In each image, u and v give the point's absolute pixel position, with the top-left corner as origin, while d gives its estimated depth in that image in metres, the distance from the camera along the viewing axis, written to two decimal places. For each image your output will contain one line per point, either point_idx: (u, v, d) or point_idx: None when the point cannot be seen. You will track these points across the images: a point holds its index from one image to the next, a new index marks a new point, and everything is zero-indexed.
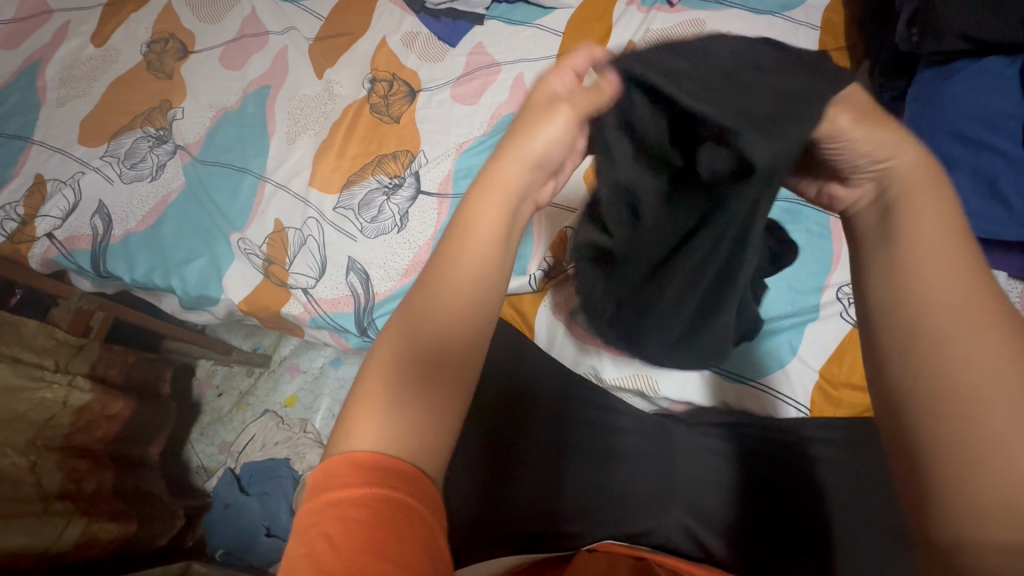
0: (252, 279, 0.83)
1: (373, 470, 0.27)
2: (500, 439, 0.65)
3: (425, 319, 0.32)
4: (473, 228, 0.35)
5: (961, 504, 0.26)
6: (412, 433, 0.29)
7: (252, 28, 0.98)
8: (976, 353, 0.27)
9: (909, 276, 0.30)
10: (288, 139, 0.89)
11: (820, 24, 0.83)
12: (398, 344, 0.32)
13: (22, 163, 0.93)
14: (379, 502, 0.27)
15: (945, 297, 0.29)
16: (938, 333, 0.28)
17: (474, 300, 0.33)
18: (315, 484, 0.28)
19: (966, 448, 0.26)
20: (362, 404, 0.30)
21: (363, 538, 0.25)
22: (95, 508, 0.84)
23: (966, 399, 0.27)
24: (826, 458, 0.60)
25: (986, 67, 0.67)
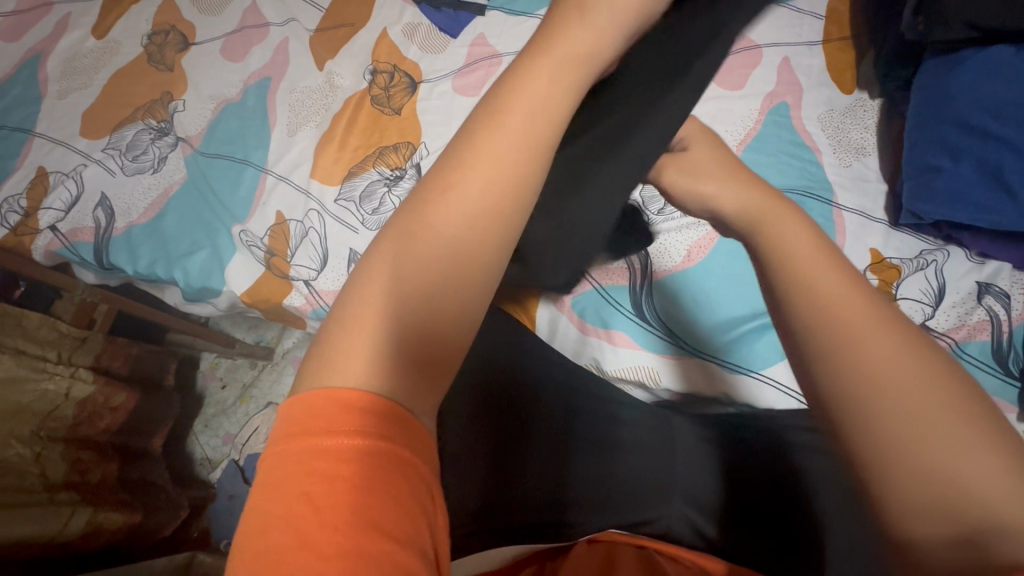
0: (253, 271, 0.83)
1: (361, 414, 0.26)
2: (506, 429, 0.65)
3: (430, 237, 0.28)
4: (483, 150, 0.30)
5: (895, 507, 0.25)
6: (397, 385, 0.27)
7: (253, 19, 0.98)
8: (877, 359, 0.27)
9: (803, 296, 0.30)
10: (290, 131, 0.89)
11: (824, 14, 0.83)
12: (385, 277, 0.28)
13: (24, 156, 0.93)
14: (368, 455, 0.25)
15: (834, 295, 0.29)
16: (840, 345, 0.28)
17: (476, 228, 0.29)
18: (299, 424, 0.26)
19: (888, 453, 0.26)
20: (350, 340, 0.28)
21: (344, 494, 0.24)
22: (100, 497, 0.85)
23: (879, 404, 0.26)
24: (804, 443, 0.61)
25: (993, 56, 0.66)
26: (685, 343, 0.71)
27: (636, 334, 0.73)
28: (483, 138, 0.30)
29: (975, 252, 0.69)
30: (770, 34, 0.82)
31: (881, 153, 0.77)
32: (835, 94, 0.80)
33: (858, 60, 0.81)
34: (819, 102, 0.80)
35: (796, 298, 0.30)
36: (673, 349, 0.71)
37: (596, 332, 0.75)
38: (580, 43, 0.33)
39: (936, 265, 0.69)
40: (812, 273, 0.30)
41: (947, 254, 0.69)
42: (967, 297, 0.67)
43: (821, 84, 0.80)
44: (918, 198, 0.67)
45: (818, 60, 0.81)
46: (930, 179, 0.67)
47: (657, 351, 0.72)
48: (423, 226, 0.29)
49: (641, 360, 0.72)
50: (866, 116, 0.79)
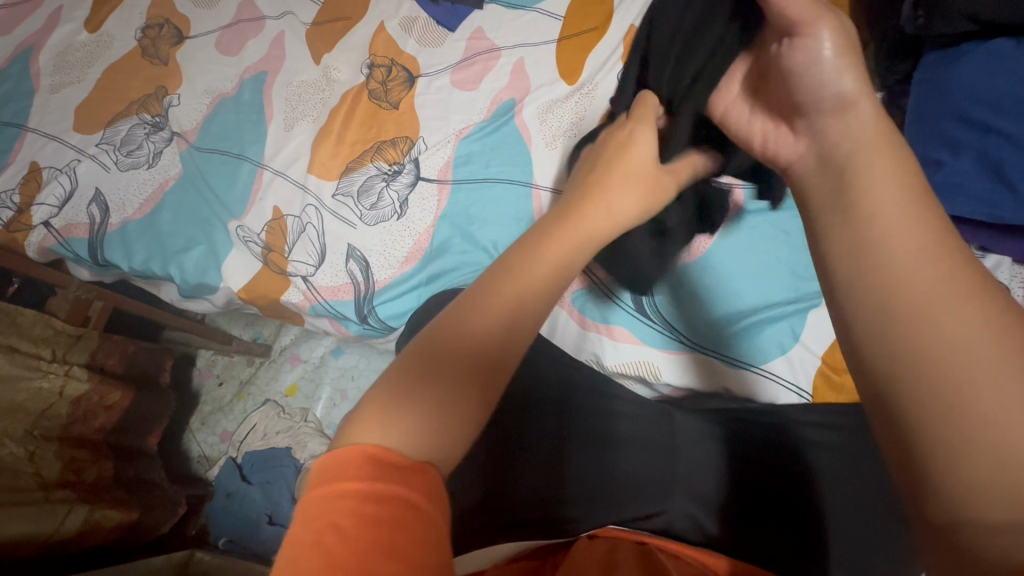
0: (250, 267, 0.82)
1: (393, 469, 0.27)
2: (506, 428, 0.65)
3: (459, 329, 0.32)
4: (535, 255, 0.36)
5: (951, 483, 0.23)
6: (441, 437, 0.29)
7: (248, 12, 0.96)
8: (955, 327, 0.25)
9: (871, 266, 0.29)
10: (286, 126, 0.88)
11: (824, 8, 0.82)
12: (431, 344, 0.32)
13: (17, 151, 0.92)
14: (399, 498, 0.26)
15: (910, 264, 0.27)
16: (911, 309, 0.26)
17: (517, 307, 0.34)
18: (331, 471, 0.27)
19: (950, 425, 0.24)
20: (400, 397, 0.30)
21: (375, 534, 0.25)
22: (97, 496, 0.85)
23: (948, 375, 0.24)
24: (824, 441, 0.61)
25: (993, 49, 0.66)
26: (686, 336, 0.70)
27: (637, 328, 0.72)
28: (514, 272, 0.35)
29: (975, 246, 0.69)
30: None
31: None
32: None
33: (858, 54, 0.81)
34: None
35: (871, 255, 0.29)
36: (674, 342, 0.70)
37: (595, 325, 0.74)
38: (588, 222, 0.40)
39: None
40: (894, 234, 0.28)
41: None
42: None
43: None
44: None
45: None
46: (930, 173, 0.67)
47: (657, 346, 0.71)
48: (455, 322, 0.33)
49: (641, 355, 0.71)
50: None
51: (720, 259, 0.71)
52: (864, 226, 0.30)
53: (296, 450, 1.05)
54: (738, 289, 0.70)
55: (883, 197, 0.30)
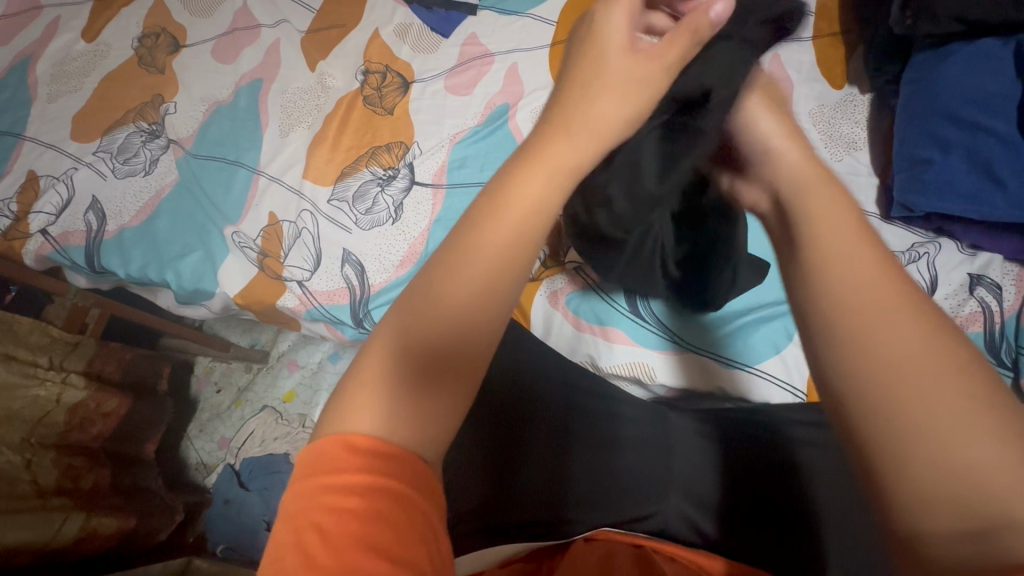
0: (246, 272, 0.83)
1: (372, 457, 0.27)
2: (502, 430, 0.65)
3: (441, 298, 0.30)
4: (511, 208, 0.32)
5: (905, 493, 0.23)
6: (407, 428, 0.28)
7: (244, 21, 0.97)
8: (898, 337, 0.26)
9: (821, 275, 0.29)
10: (282, 132, 0.88)
11: (813, 11, 0.83)
12: (404, 328, 0.30)
13: (14, 160, 0.92)
14: (378, 493, 0.26)
15: (855, 278, 0.28)
16: (853, 324, 0.27)
17: (498, 283, 0.31)
18: (319, 461, 0.28)
19: (898, 436, 0.24)
20: (359, 389, 0.29)
21: (353, 529, 0.25)
22: (94, 503, 0.85)
23: (891, 387, 0.25)
24: (809, 440, 0.60)
25: (980, 49, 0.67)
26: (681, 337, 0.70)
27: (631, 330, 0.72)
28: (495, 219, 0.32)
29: (967, 244, 0.69)
30: None
31: (872, 148, 0.77)
32: (826, 89, 0.80)
33: (848, 56, 0.81)
34: (810, 97, 0.80)
35: (816, 263, 0.30)
36: (668, 343, 0.71)
37: (590, 327, 0.74)
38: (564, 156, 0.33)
39: (928, 258, 0.70)
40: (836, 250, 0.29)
41: (939, 247, 0.70)
42: (959, 288, 0.68)
43: (812, 79, 0.81)
44: (908, 190, 0.67)
45: (808, 56, 0.82)
46: (920, 171, 0.67)
47: (653, 347, 0.71)
48: (438, 285, 0.31)
49: (637, 356, 0.71)
50: (856, 111, 0.79)
51: None
52: (816, 239, 0.30)
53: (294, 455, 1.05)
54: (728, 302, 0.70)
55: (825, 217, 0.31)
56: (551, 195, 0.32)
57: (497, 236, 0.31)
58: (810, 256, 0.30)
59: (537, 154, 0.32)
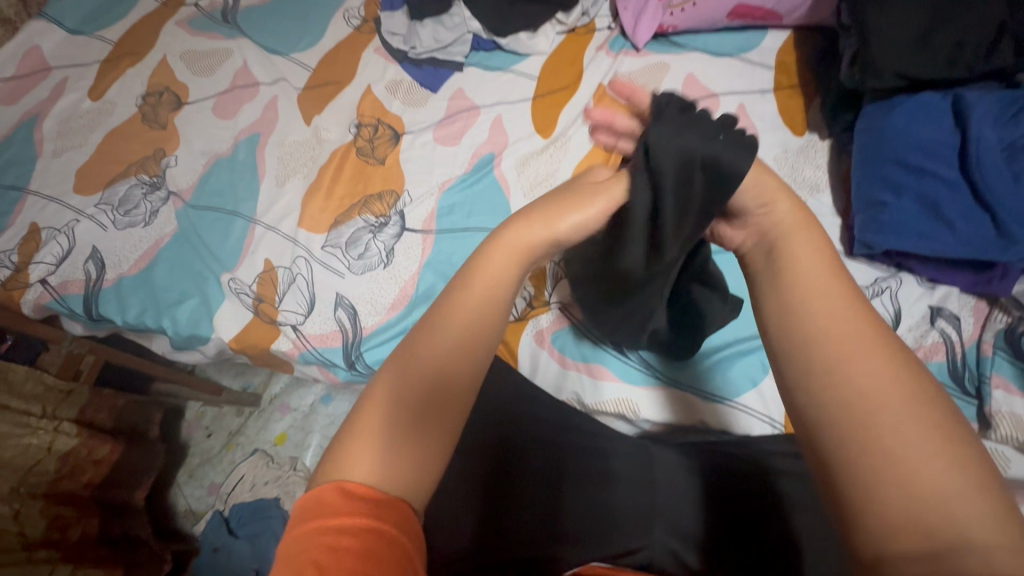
0: (241, 318, 0.85)
1: (366, 500, 0.31)
2: (493, 468, 0.67)
3: (423, 348, 0.36)
4: (484, 281, 0.39)
5: (874, 514, 0.28)
6: (397, 474, 0.33)
7: (244, 79, 1.03)
8: (867, 378, 0.31)
9: (800, 332, 0.35)
10: (278, 182, 0.93)
11: (773, 65, 0.91)
12: (399, 377, 0.36)
13: (17, 212, 0.95)
14: (365, 534, 0.30)
15: (835, 332, 0.34)
16: (830, 363, 0.33)
17: (468, 344, 0.37)
18: (315, 505, 0.31)
19: (865, 465, 0.29)
20: (358, 435, 0.34)
21: (350, 564, 0.28)
22: (81, 555, 0.84)
23: (863, 426, 0.30)
24: (791, 470, 0.63)
25: (922, 101, 0.73)
26: (662, 372, 0.73)
27: (615, 367, 0.75)
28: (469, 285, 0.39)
29: (926, 278, 0.74)
30: (725, 83, 0.90)
31: (833, 189, 0.83)
32: (788, 136, 0.87)
33: (806, 106, 0.88)
34: (774, 143, 0.86)
35: (795, 310, 0.35)
36: (651, 379, 0.73)
37: (576, 364, 0.77)
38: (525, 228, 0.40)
39: (891, 292, 0.74)
40: (814, 298, 0.35)
41: (900, 281, 0.74)
42: (921, 320, 0.72)
43: (775, 128, 0.87)
44: (868, 230, 0.72)
45: (770, 106, 0.88)
46: (876, 213, 0.72)
47: (636, 382, 0.74)
48: (425, 335, 0.37)
49: (621, 392, 0.74)
50: (817, 156, 0.85)
51: None
52: (796, 288, 0.36)
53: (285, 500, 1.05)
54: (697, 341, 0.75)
55: (802, 271, 0.36)
56: (514, 270, 0.40)
57: (468, 299, 0.38)
58: (788, 302, 0.36)
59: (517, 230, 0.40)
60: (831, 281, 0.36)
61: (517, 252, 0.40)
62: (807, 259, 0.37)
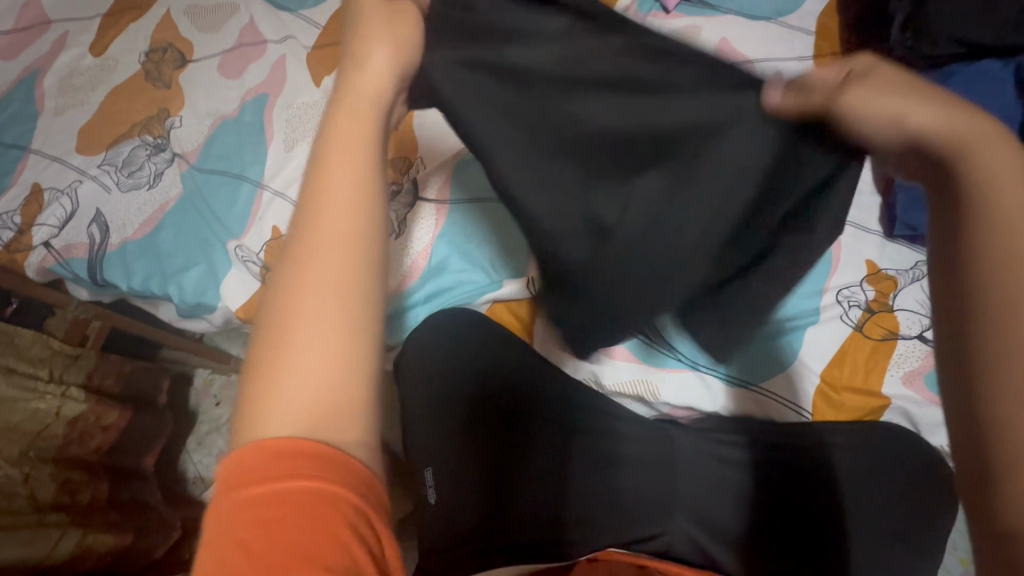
0: (249, 286, 0.82)
1: (304, 461, 0.28)
2: (505, 446, 0.64)
3: (310, 271, 0.30)
4: (333, 147, 0.32)
5: (1016, 468, 0.29)
6: (331, 412, 0.30)
7: (251, 36, 0.98)
8: (1020, 268, 0.31)
9: (980, 203, 0.32)
10: (286, 146, 0.89)
11: (814, 30, 0.84)
12: (295, 301, 0.30)
13: (19, 172, 0.93)
14: (302, 496, 0.28)
15: (1016, 207, 0.31)
16: (1004, 294, 0.31)
17: (348, 227, 0.31)
18: (239, 475, 0.28)
19: (1021, 392, 0.30)
20: (278, 377, 0.30)
21: (285, 539, 0.27)
22: (91, 519, 0.84)
23: (1003, 315, 0.31)
24: (850, 462, 0.61)
25: (982, 70, 0.67)
26: (686, 354, 0.69)
27: (634, 346, 0.71)
28: (328, 181, 0.32)
29: None
30: (761, 49, 0.84)
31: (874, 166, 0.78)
32: None
33: None
34: None
35: (992, 235, 0.31)
36: (674, 361, 0.69)
37: None
38: (365, 99, 0.34)
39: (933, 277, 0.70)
40: (1004, 222, 0.31)
41: None
42: None
43: None
44: (908, 208, 0.69)
45: None
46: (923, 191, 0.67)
47: (657, 364, 0.70)
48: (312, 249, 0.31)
49: (640, 374, 0.71)
50: None
51: None
52: (997, 211, 0.31)
53: None
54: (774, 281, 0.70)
55: (1003, 185, 0.32)
56: (367, 139, 0.33)
57: (335, 202, 0.31)
58: (980, 225, 0.32)
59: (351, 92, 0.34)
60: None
61: (364, 121, 0.34)
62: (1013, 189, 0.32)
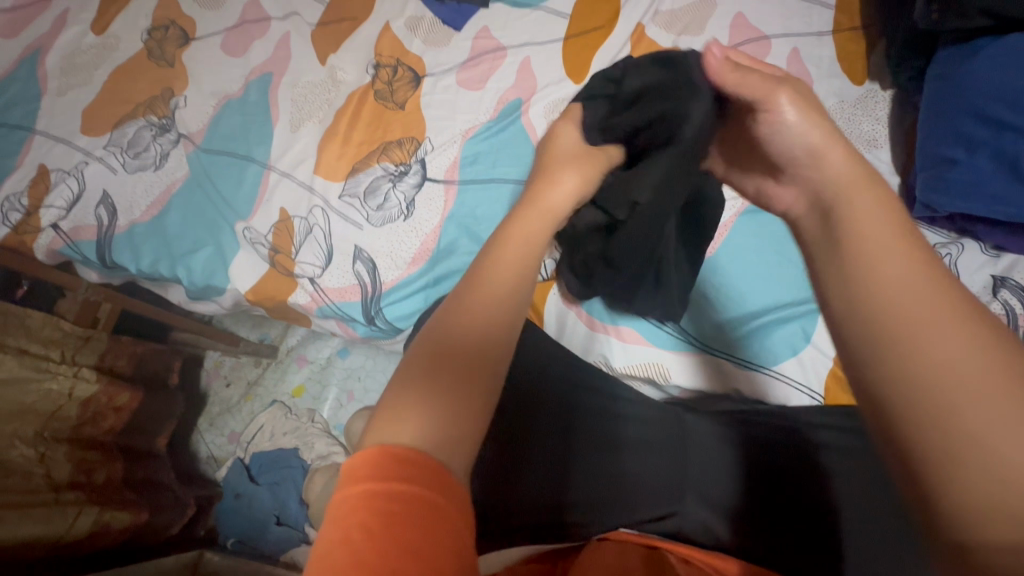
0: (257, 268, 0.82)
1: (416, 467, 0.27)
2: (523, 428, 0.65)
3: (486, 289, 0.35)
4: (517, 234, 0.39)
5: (961, 512, 0.24)
6: (446, 435, 0.29)
7: (254, 14, 0.96)
8: (944, 348, 0.26)
9: (867, 275, 0.29)
10: (292, 127, 0.88)
11: (834, 4, 0.81)
12: (445, 326, 0.33)
13: (25, 153, 0.92)
14: (421, 503, 0.26)
15: (909, 283, 0.28)
16: (908, 333, 0.27)
17: (501, 299, 0.34)
18: (366, 468, 0.27)
19: (954, 427, 0.24)
20: (401, 394, 0.30)
21: (405, 535, 0.25)
22: (106, 497, 0.85)
23: (950, 390, 0.25)
24: (832, 444, 0.60)
25: (1009, 44, 0.65)
26: (696, 338, 0.69)
27: (645, 330, 0.71)
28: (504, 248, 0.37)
29: (990, 246, 0.68)
30: (779, 23, 0.81)
31: (892, 146, 0.76)
32: (846, 85, 0.78)
33: (869, 51, 0.79)
34: (830, 93, 0.78)
35: (862, 272, 0.29)
36: (684, 344, 0.69)
37: (604, 327, 0.73)
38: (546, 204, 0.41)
39: (950, 259, 0.69)
40: (882, 254, 0.29)
41: (961, 248, 0.69)
42: (982, 290, 0.67)
43: (832, 74, 0.79)
44: (931, 190, 0.66)
45: (828, 50, 0.80)
46: (944, 171, 0.66)
47: (667, 347, 0.70)
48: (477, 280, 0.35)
49: (650, 356, 0.70)
50: (877, 107, 0.77)
51: (729, 256, 0.71)
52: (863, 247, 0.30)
53: (304, 450, 1.05)
54: (774, 274, 0.69)
55: (863, 229, 0.31)
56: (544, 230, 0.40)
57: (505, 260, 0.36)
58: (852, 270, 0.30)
59: (536, 202, 0.42)
60: (905, 238, 0.30)
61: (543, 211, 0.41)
62: (868, 224, 0.31)
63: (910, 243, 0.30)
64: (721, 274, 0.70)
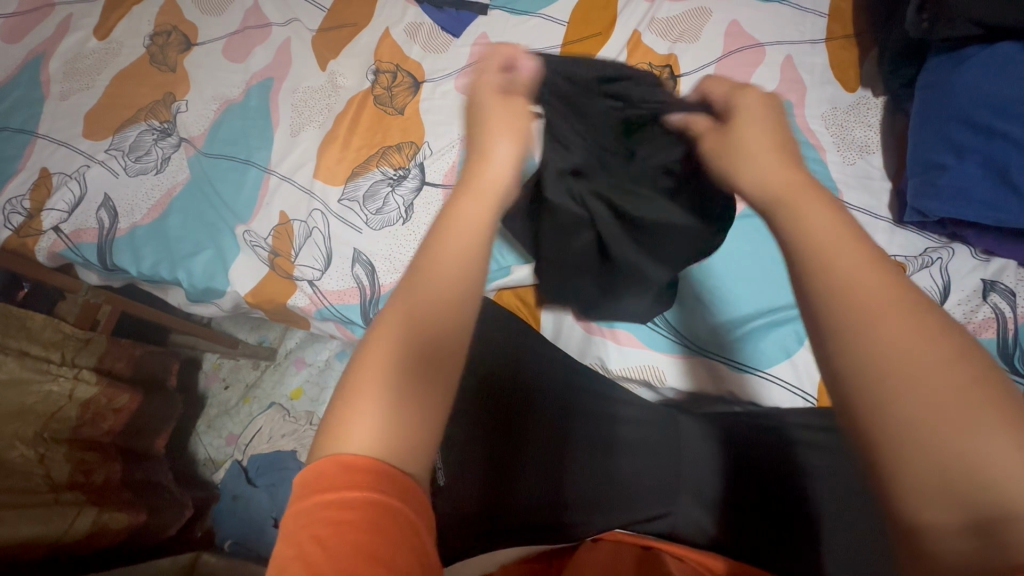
0: (257, 271, 0.83)
1: (367, 474, 0.28)
2: (504, 429, 0.65)
3: (422, 287, 0.35)
4: (456, 224, 0.38)
5: (911, 493, 0.24)
6: (392, 433, 0.30)
7: (255, 20, 0.97)
8: (895, 335, 0.26)
9: (824, 263, 0.29)
10: (293, 131, 0.89)
11: (827, 12, 0.83)
12: (395, 324, 0.33)
13: (27, 157, 0.93)
14: (372, 508, 0.27)
15: (861, 273, 0.29)
16: (861, 318, 0.27)
17: (449, 294, 0.35)
18: (317, 479, 0.29)
19: (899, 411, 0.25)
20: (356, 392, 0.31)
21: (356, 540, 0.26)
22: (105, 498, 0.85)
23: (899, 374, 0.25)
24: (812, 444, 0.61)
25: (999, 53, 0.66)
26: (691, 341, 0.70)
27: (641, 332, 0.72)
28: (445, 236, 0.37)
29: (980, 250, 0.69)
30: (772, 31, 0.82)
31: (884, 151, 0.77)
32: (839, 92, 0.80)
33: (861, 59, 0.81)
34: (822, 100, 0.79)
35: (815, 262, 0.29)
36: (679, 346, 0.70)
37: (600, 330, 0.73)
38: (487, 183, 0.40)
39: (942, 263, 0.70)
40: (835, 241, 0.30)
41: (952, 252, 0.70)
42: (973, 294, 0.68)
43: (825, 82, 0.80)
44: (921, 195, 0.68)
45: (821, 58, 0.81)
46: (935, 176, 0.67)
47: (662, 350, 0.71)
48: (414, 278, 0.35)
49: (646, 359, 0.71)
50: (869, 114, 0.78)
51: (724, 259, 0.71)
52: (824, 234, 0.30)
53: (301, 453, 1.05)
54: (768, 278, 0.70)
55: (815, 222, 0.31)
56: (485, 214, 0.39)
57: (446, 251, 0.36)
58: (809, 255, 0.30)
59: (473, 186, 0.40)
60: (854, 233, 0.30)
61: (483, 194, 0.39)
62: (817, 220, 0.31)
63: (861, 240, 0.30)
64: (716, 278, 0.71)
